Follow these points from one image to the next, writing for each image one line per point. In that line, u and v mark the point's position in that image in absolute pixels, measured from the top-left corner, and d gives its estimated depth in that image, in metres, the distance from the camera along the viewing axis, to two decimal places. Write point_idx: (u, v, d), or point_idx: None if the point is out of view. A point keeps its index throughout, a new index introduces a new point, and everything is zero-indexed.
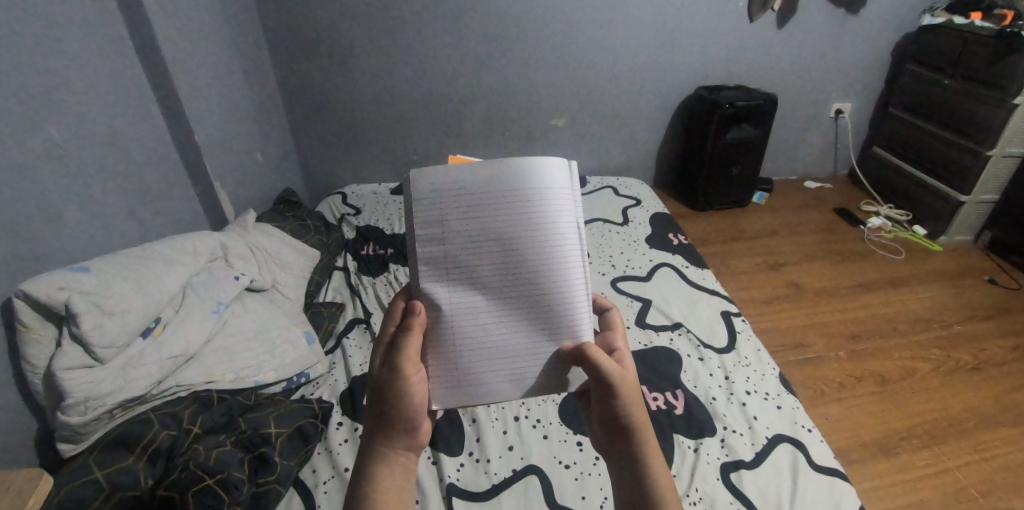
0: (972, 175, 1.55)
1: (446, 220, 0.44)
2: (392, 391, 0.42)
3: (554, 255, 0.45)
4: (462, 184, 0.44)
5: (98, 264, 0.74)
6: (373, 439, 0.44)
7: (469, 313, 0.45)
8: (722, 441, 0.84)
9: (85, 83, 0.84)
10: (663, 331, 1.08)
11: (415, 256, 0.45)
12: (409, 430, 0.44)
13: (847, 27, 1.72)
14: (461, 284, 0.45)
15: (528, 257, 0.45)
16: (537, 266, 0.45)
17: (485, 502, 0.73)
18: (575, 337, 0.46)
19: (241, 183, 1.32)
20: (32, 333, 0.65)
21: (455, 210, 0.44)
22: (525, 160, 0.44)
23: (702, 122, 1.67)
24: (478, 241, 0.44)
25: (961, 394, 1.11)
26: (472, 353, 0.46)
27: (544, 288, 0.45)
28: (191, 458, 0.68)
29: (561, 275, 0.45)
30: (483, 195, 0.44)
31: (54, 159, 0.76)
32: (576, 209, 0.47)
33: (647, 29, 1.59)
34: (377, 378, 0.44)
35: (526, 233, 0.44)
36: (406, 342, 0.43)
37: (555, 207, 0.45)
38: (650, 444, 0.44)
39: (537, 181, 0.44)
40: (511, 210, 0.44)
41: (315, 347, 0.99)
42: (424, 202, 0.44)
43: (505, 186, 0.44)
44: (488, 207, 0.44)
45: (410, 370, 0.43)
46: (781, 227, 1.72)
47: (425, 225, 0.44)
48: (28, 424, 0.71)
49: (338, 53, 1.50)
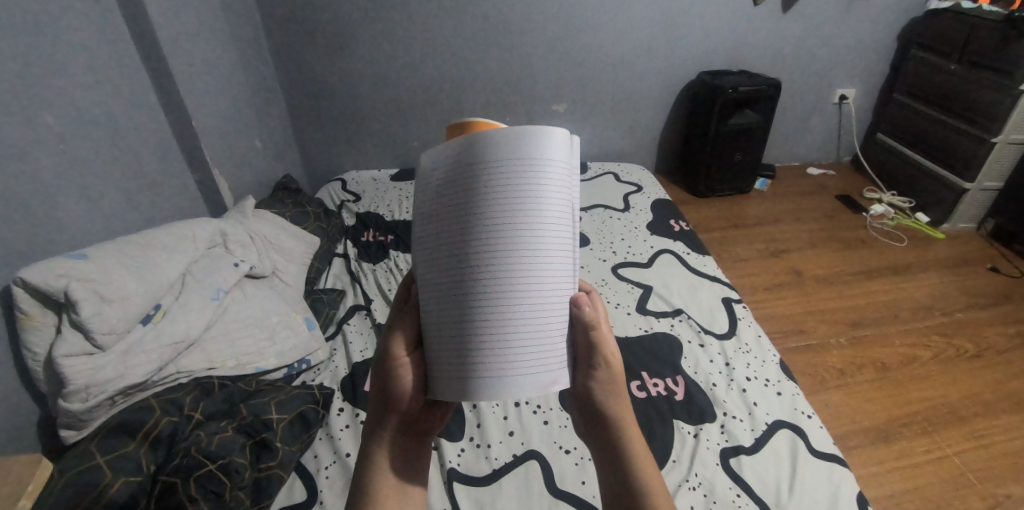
0: (976, 162, 1.54)
1: (434, 200, 0.42)
2: (384, 371, 0.43)
3: (531, 244, 0.38)
4: (449, 159, 0.40)
5: (96, 250, 0.74)
6: (373, 427, 0.44)
7: (439, 303, 0.41)
8: (722, 426, 0.84)
9: (82, 69, 0.83)
10: (663, 317, 1.07)
11: (417, 235, 0.45)
12: (407, 417, 0.44)
13: (853, 11, 1.69)
14: (436, 268, 0.41)
15: (497, 243, 0.38)
16: (506, 255, 0.38)
17: (486, 486, 0.73)
18: (547, 344, 0.40)
19: (240, 170, 1.31)
20: (31, 320, 0.65)
21: (439, 191, 0.41)
22: (500, 132, 0.38)
23: (704, 107, 1.65)
24: (452, 221, 0.40)
25: (961, 380, 1.12)
26: (439, 348, 0.41)
27: (512, 283, 0.38)
28: (193, 443, 0.69)
29: (534, 268, 0.38)
30: (463, 171, 0.39)
31: (50, 144, 0.75)
32: (559, 189, 0.39)
33: (650, 13, 1.57)
34: (375, 363, 0.44)
35: (499, 215, 0.38)
36: (400, 325, 0.44)
37: (527, 185, 0.38)
38: (633, 431, 0.45)
39: (508, 157, 0.38)
40: (485, 186, 0.38)
41: (316, 333, 0.99)
42: (428, 179, 0.43)
43: (478, 162, 0.39)
44: (466, 186, 0.39)
45: (400, 350, 0.43)
46: (783, 214, 1.71)
47: (426, 202, 0.43)
48: (31, 410, 0.72)
49: (337, 38, 1.48)
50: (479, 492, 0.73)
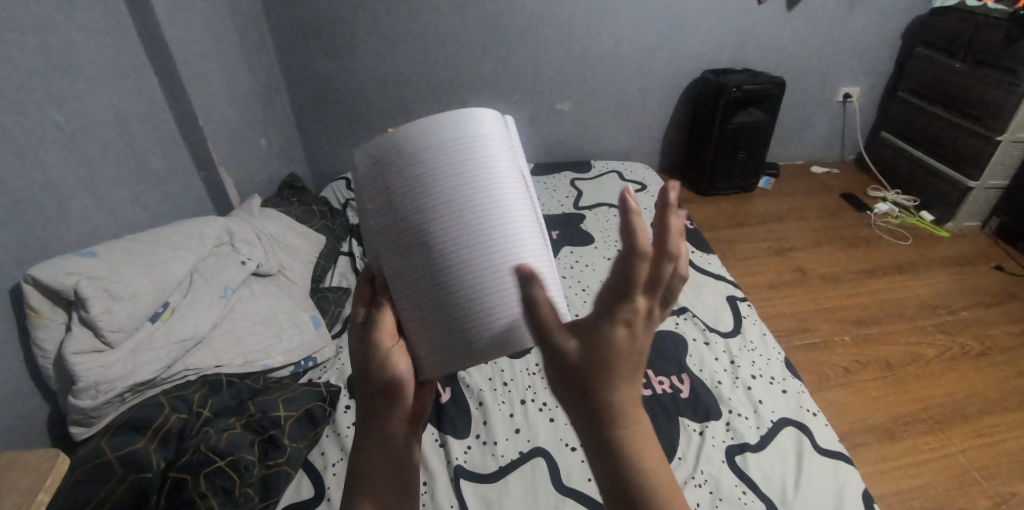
0: (981, 160, 1.54)
1: (376, 200, 0.38)
2: (372, 366, 0.38)
3: (505, 213, 0.35)
4: (393, 144, 0.36)
5: (105, 248, 0.74)
6: (367, 424, 0.40)
7: (414, 295, 0.37)
8: (728, 424, 0.84)
9: (91, 70, 0.83)
10: (668, 315, 1.08)
11: (367, 231, 0.40)
12: (405, 408, 0.40)
13: (856, 10, 1.69)
14: (402, 258, 0.37)
15: (471, 216, 0.35)
16: (483, 229, 0.35)
17: (492, 483, 0.74)
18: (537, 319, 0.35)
19: (246, 169, 1.32)
20: (41, 317, 0.65)
21: (380, 189, 0.37)
22: (434, 117, 0.36)
23: (708, 106, 1.65)
24: (412, 204, 0.35)
25: (966, 379, 1.12)
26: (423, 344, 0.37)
27: (497, 256, 0.34)
28: (202, 440, 0.69)
29: (515, 237, 0.35)
30: (415, 153, 0.36)
31: (59, 143, 0.76)
32: (505, 161, 0.37)
33: (654, 12, 1.57)
34: (358, 358, 0.39)
35: (467, 189, 0.35)
36: (381, 315, 0.39)
37: (474, 160, 0.36)
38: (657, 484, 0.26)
39: (447, 137, 0.36)
40: (447, 164, 0.35)
41: (322, 331, 0.99)
42: (368, 171, 0.38)
43: (415, 147, 0.36)
44: (423, 167, 0.35)
45: (388, 341, 0.38)
46: (787, 213, 1.71)
47: (371, 198, 0.38)
48: (42, 407, 0.73)
49: (342, 38, 1.49)
50: (486, 489, 0.73)
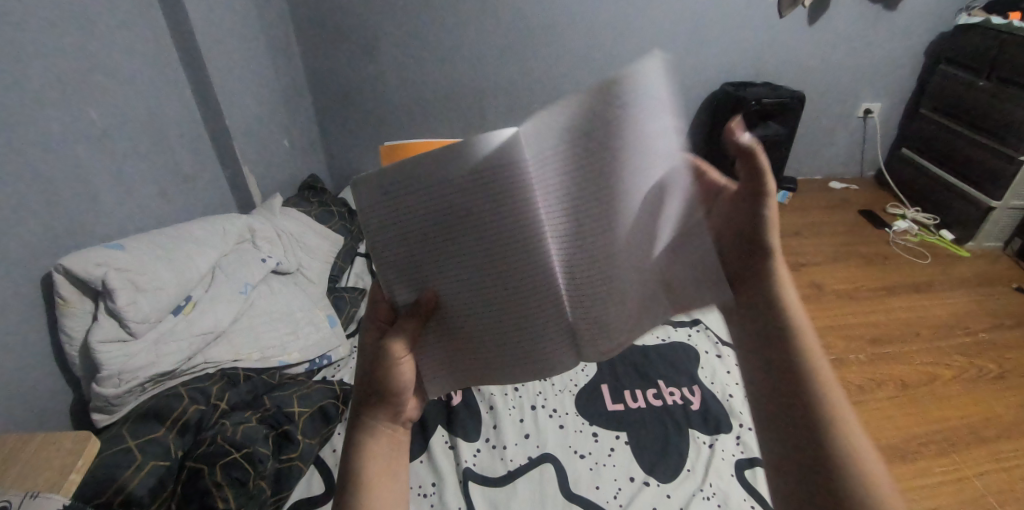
0: (1005, 179, 1.51)
1: (450, 222, 0.37)
2: (381, 370, 0.39)
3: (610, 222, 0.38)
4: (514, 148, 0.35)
5: (133, 242, 0.77)
6: (358, 410, 0.41)
7: (479, 311, 0.41)
8: (739, 438, 0.82)
9: (125, 67, 0.87)
10: (681, 327, 1.08)
11: (421, 247, 0.39)
12: (396, 412, 0.41)
13: (878, 25, 1.69)
14: (472, 284, 0.40)
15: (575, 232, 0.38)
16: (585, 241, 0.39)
17: (500, 486, 0.74)
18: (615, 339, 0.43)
19: (268, 169, 1.35)
20: (70, 306, 0.67)
21: (453, 209, 0.37)
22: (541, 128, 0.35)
23: (726, 118, 1.65)
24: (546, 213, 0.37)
25: (984, 401, 1.10)
26: (475, 354, 0.43)
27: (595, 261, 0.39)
28: (219, 431, 0.71)
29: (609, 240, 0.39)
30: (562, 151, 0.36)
31: (91, 137, 0.79)
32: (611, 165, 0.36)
33: (673, 25, 1.58)
34: (366, 361, 0.40)
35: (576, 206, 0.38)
36: (400, 330, 0.40)
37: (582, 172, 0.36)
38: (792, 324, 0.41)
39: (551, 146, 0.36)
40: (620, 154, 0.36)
41: (338, 329, 1.01)
42: (372, 204, 0.37)
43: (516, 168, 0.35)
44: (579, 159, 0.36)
45: (400, 354, 0.39)
46: (804, 228, 1.70)
47: (452, 220, 0.37)
48: (67, 393, 0.75)
49: (365, 43, 1.52)
50: (494, 492, 0.73)
